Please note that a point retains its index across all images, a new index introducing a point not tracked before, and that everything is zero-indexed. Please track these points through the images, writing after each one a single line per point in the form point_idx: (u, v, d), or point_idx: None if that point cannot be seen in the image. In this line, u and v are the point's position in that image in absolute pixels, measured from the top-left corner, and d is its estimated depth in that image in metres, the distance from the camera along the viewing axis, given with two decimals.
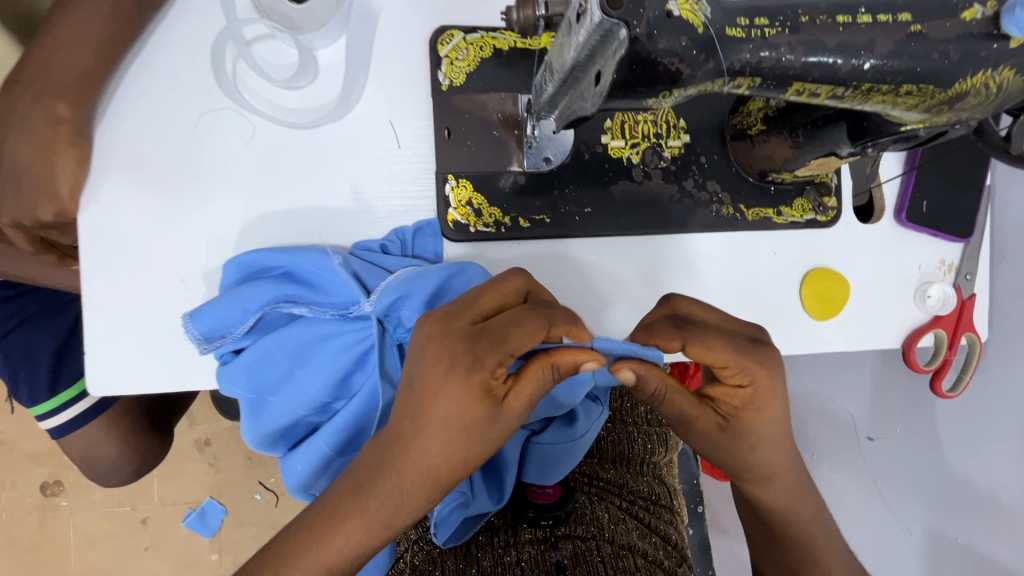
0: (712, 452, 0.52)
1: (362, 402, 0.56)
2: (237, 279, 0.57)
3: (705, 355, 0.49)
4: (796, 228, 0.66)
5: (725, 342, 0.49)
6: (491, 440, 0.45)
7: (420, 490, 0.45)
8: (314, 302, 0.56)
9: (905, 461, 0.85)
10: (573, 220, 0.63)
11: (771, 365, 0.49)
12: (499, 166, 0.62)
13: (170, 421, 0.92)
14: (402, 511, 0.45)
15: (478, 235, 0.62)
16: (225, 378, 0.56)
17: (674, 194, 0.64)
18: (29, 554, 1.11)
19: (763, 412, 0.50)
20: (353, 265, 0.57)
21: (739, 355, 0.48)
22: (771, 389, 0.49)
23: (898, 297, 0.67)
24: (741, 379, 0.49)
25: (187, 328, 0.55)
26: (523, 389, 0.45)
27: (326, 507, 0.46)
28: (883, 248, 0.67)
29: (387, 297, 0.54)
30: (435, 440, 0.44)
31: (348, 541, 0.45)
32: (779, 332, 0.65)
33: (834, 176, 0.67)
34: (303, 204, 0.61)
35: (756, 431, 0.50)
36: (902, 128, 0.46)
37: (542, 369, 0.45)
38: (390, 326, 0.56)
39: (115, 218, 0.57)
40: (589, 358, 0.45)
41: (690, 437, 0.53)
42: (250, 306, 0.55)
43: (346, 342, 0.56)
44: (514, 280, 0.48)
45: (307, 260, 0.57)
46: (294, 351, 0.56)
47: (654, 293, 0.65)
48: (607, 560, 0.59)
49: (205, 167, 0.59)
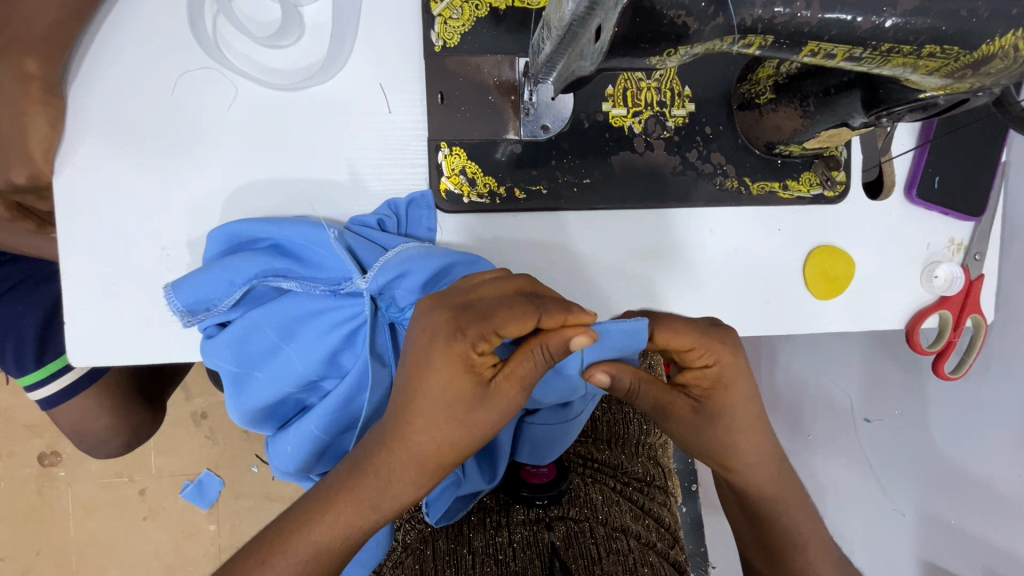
0: (691, 439, 0.52)
1: (352, 381, 0.54)
2: (223, 250, 0.55)
3: (672, 337, 0.48)
4: (802, 203, 0.64)
5: (688, 324, 0.49)
6: (485, 421, 0.44)
7: (410, 469, 0.44)
8: (304, 276, 0.54)
9: (900, 443, 0.84)
10: (571, 191, 0.60)
11: (732, 343, 0.49)
12: (495, 134, 0.59)
13: (163, 395, 0.90)
14: (393, 491, 0.45)
15: (471, 206, 0.59)
16: (210, 353, 0.54)
17: (676, 166, 0.61)
18: (28, 523, 1.12)
19: (732, 391, 0.49)
20: (348, 239, 0.54)
21: (699, 334, 0.48)
22: (737, 367, 0.49)
23: (905, 276, 0.65)
24: (707, 360, 0.49)
25: (170, 300, 0.53)
26: (514, 369, 0.44)
27: (320, 488, 0.45)
28: (892, 226, 0.65)
29: (384, 275, 0.52)
30: (427, 420, 0.43)
31: (337, 522, 0.44)
32: (781, 310, 0.64)
33: (844, 149, 0.64)
34: (290, 171, 0.58)
35: (728, 411, 0.49)
36: (918, 95, 0.44)
37: (534, 350, 0.44)
38: (383, 305, 0.54)
39: (96, 183, 0.55)
40: (577, 334, 0.44)
41: (667, 425, 0.52)
42: (237, 279, 0.53)
43: (336, 319, 0.54)
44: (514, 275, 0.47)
45: (296, 233, 0.54)
46: (282, 327, 0.54)
47: (655, 269, 0.62)
48: (600, 542, 0.58)
49: (187, 131, 0.57)
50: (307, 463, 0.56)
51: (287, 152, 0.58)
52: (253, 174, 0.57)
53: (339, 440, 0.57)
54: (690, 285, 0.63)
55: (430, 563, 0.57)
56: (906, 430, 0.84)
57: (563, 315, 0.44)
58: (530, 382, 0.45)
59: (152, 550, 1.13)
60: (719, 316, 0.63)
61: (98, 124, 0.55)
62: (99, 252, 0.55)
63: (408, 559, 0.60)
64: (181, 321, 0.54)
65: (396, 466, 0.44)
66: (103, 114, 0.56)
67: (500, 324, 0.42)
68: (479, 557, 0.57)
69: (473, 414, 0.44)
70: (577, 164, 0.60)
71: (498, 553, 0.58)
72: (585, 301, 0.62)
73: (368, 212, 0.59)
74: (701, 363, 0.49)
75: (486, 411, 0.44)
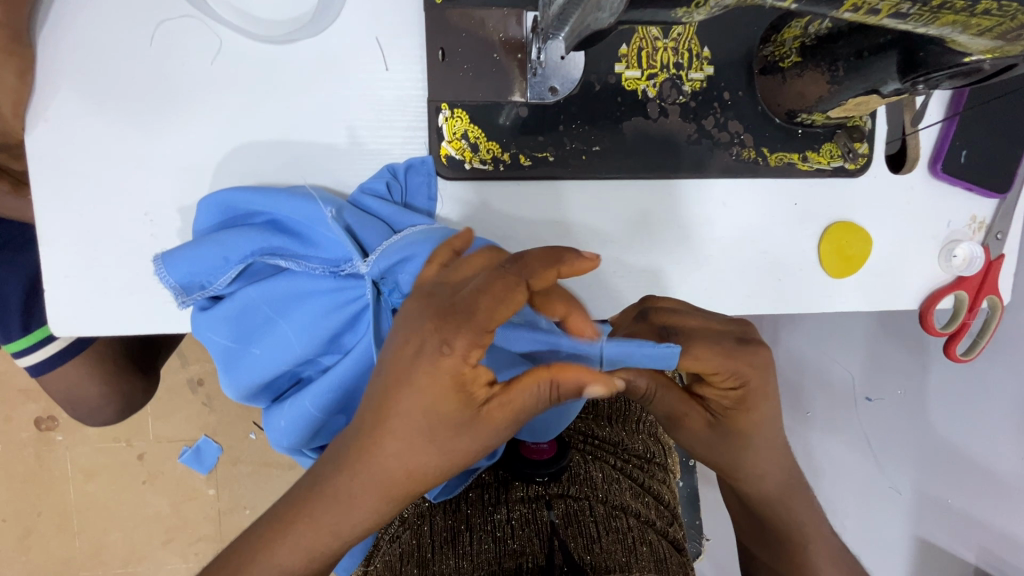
0: (702, 452, 0.50)
1: (352, 364, 0.52)
2: (216, 222, 0.52)
3: (697, 364, 0.45)
4: (822, 176, 0.60)
5: (718, 347, 0.45)
6: (465, 449, 0.41)
7: (377, 491, 0.41)
8: (303, 254, 0.52)
9: (899, 423, 0.83)
10: (580, 159, 0.57)
11: (763, 365, 0.46)
12: (499, 96, 0.56)
13: (156, 363, 0.89)
14: (355, 515, 0.42)
15: (473, 172, 0.56)
16: (204, 328, 0.52)
17: (691, 134, 0.58)
18: (27, 486, 1.12)
19: (752, 413, 0.47)
20: (346, 218, 0.52)
21: (730, 360, 0.45)
22: (764, 391, 0.47)
23: (923, 254, 0.63)
24: (732, 382, 0.46)
25: (160, 274, 0.50)
26: (512, 398, 0.40)
27: (287, 503, 0.43)
28: (913, 201, 0.62)
29: (387, 258, 0.50)
30: (399, 439, 0.40)
31: (301, 546, 0.42)
32: (794, 288, 0.61)
33: (868, 120, 0.61)
34: (280, 132, 0.54)
35: (746, 429, 0.48)
36: (963, 60, 0.41)
37: (542, 381, 0.41)
38: (385, 290, 0.51)
39: (75, 142, 0.52)
40: (596, 383, 0.41)
41: (678, 436, 0.51)
42: (233, 255, 0.51)
43: (335, 300, 0.51)
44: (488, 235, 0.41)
45: (293, 209, 0.51)
46: (280, 306, 0.52)
47: (665, 242, 0.60)
48: (600, 521, 0.57)
49: (169, 85, 0.53)
50: (304, 441, 0.55)
51: (278, 112, 0.54)
52: (241, 135, 0.54)
53: (334, 419, 0.55)
54: (701, 259, 0.60)
55: (428, 539, 0.58)
56: (908, 412, 0.82)
57: (555, 268, 0.39)
58: (524, 413, 0.42)
59: (152, 514, 1.14)
60: (729, 293, 0.60)
61: (73, 76, 0.51)
62: (78, 216, 0.52)
63: (406, 534, 0.60)
64: (173, 298, 0.52)
65: (365, 492, 0.41)
66: (81, 66, 0.52)
67: (491, 313, 0.38)
68: (478, 534, 0.57)
69: (453, 437, 0.40)
70: (586, 129, 0.57)
71: (497, 530, 0.57)
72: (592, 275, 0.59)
73: (366, 180, 0.54)
74: (725, 386, 0.47)
75: (469, 435, 0.40)
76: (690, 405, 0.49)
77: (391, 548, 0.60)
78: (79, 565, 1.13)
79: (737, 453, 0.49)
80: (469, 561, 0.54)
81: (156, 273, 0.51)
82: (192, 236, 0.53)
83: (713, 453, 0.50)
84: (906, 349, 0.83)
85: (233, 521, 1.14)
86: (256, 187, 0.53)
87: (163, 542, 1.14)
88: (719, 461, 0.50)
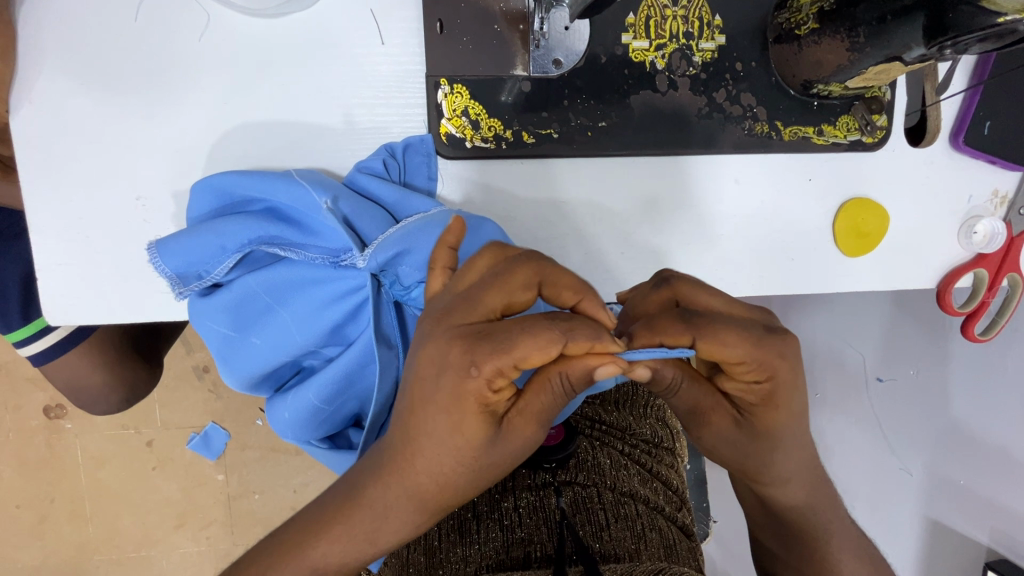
0: (727, 453, 0.48)
1: (354, 356, 0.51)
2: (213, 209, 0.50)
3: (713, 350, 0.43)
4: (838, 150, 0.58)
5: (740, 334, 0.43)
6: (496, 462, 0.40)
7: (405, 510, 0.40)
8: (301, 243, 0.50)
9: (912, 405, 0.81)
10: (585, 135, 0.55)
11: (792, 356, 0.44)
12: (502, 70, 0.53)
13: (159, 350, 0.88)
14: (389, 525, 0.40)
15: (474, 151, 0.54)
16: (204, 317, 0.51)
17: (701, 108, 0.55)
18: (39, 472, 1.13)
19: (782, 410, 0.45)
20: (343, 209, 0.49)
21: (751, 348, 0.43)
22: (793, 384, 0.45)
23: (940, 231, 0.60)
24: (758, 375, 0.44)
25: (156, 263, 0.49)
26: (529, 405, 0.40)
27: (320, 508, 0.42)
28: (933, 176, 0.60)
29: (384, 252, 0.48)
30: (428, 458, 0.39)
31: (335, 550, 0.40)
32: (809, 267, 0.59)
33: (887, 90, 0.58)
34: (273, 110, 0.52)
35: (776, 428, 0.46)
36: (997, 19, 0.40)
37: (553, 380, 0.39)
38: (386, 282, 0.50)
39: (66, 124, 0.50)
40: (603, 363, 0.38)
41: (701, 437, 0.49)
42: (229, 244, 0.49)
43: (335, 292, 0.50)
44: (523, 272, 0.39)
45: (290, 196, 0.49)
46: (280, 295, 0.51)
47: (674, 222, 0.58)
48: (608, 507, 0.58)
49: (159, 63, 0.51)
50: (306, 432, 0.54)
51: (271, 89, 0.52)
52: (233, 114, 0.52)
53: (335, 410, 0.53)
54: (712, 239, 0.58)
55: (434, 527, 0.57)
56: (922, 393, 0.80)
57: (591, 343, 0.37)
58: (546, 417, 0.40)
59: (163, 498, 1.14)
60: (740, 274, 0.59)
61: (59, 54, 0.50)
62: (70, 201, 0.51)
63: None
64: (170, 287, 0.51)
65: (398, 506, 0.40)
66: (66, 43, 0.50)
67: (522, 357, 0.36)
68: (484, 523, 0.56)
69: (482, 456, 0.39)
70: (592, 104, 0.55)
71: (504, 518, 0.56)
72: (598, 257, 0.57)
73: (362, 160, 0.53)
74: (748, 378, 0.45)
75: (499, 452, 0.39)
76: (711, 404, 0.48)
77: None
78: (93, 549, 1.14)
79: (764, 454, 0.47)
80: (476, 549, 0.54)
81: (151, 262, 0.49)
82: (187, 222, 0.51)
83: (739, 454, 0.48)
84: (922, 330, 0.81)
85: (243, 505, 1.15)
86: (252, 172, 0.51)
87: (175, 526, 1.15)
88: (745, 466, 0.48)
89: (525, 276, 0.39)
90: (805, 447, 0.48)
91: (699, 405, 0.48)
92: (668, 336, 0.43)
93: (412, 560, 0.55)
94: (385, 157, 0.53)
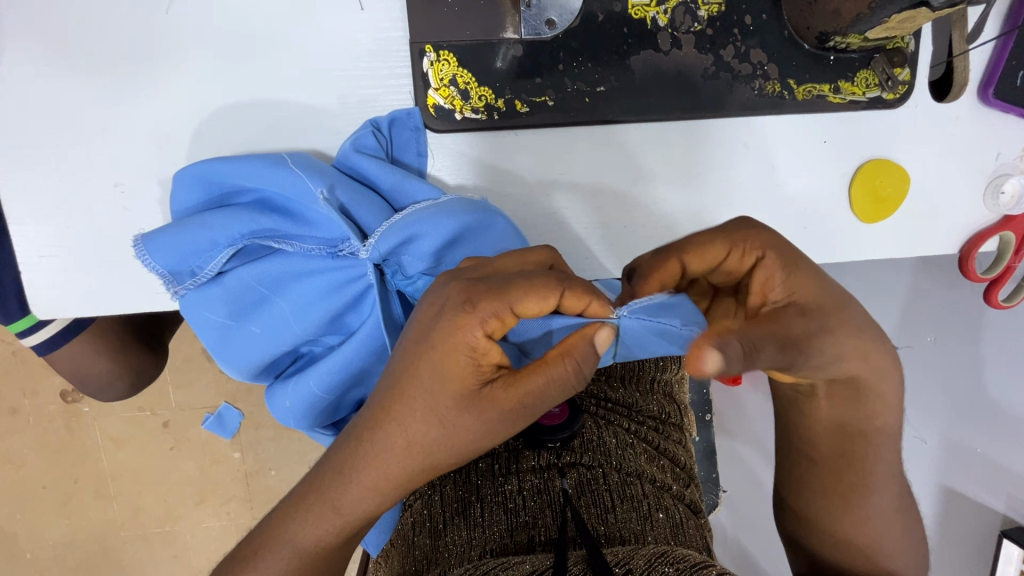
0: (835, 343, 0.43)
1: (357, 348, 0.48)
2: (204, 200, 0.49)
3: (701, 257, 0.44)
4: (856, 109, 0.54)
5: (710, 232, 0.44)
6: (471, 430, 0.37)
7: (376, 474, 0.38)
8: (296, 235, 0.48)
9: (934, 372, 0.78)
10: (582, 102, 0.51)
11: (757, 227, 0.45)
12: (491, 34, 0.50)
13: (163, 336, 0.87)
14: (355, 496, 0.39)
15: (464, 124, 0.51)
16: (199, 313, 0.49)
17: (708, 67, 0.52)
18: (61, 455, 1.15)
19: (803, 269, 0.44)
20: (340, 197, 0.47)
21: (729, 237, 0.44)
22: (783, 250, 0.44)
23: (964, 192, 0.56)
24: (748, 259, 0.44)
25: (146, 258, 0.47)
26: (523, 378, 0.37)
27: (305, 484, 0.40)
28: (958, 133, 0.55)
29: (387, 242, 0.46)
30: (411, 414, 0.37)
31: (310, 521, 0.39)
32: (827, 233, 0.56)
33: (911, 40, 0.53)
34: (252, 87, 0.50)
35: (826, 302, 0.43)
36: None
37: (555, 359, 0.37)
38: (388, 272, 0.48)
39: (43, 106, 0.48)
40: (600, 330, 0.38)
41: (810, 349, 0.42)
42: (221, 239, 0.47)
43: (333, 282, 0.47)
44: (538, 252, 0.40)
45: (282, 185, 0.47)
46: (276, 287, 0.48)
47: (682, 191, 0.54)
48: (614, 490, 0.58)
49: (134, 39, 0.48)
50: (310, 421, 0.52)
51: (249, 65, 0.49)
52: (210, 91, 0.49)
53: (338, 400, 0.52)
54: (721, 209, 0.55)
55: (439, 509, 0.58)
56: (940, 359, 0.77)
57: (589, 299, 0.38)
58: (537, 399, 0.37)
59: (182, 477, 1.17)
60: None
61: (29, 32, 0.47)
62: (51, 189, 0.49)
63: (418, 503, 0.61)
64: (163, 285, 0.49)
65: (370, 462, 0.38)
66: (34, 21, 0.47)
67: (517, 301, 0.36)
68: (488, 506, 0.57)
69: (461, 417, 0.37)
70: (589, 67, 0.51)
71: (508, 502, 0.57)
72: (602, 230, 0.54)
73: (353, 140, 0.49)
74: (750, 267, 0.45)
75: (473, 418, 0.37)
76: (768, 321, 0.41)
77: (404, 516, 0.61)
78: (119, 526, 1.17)
79: (835, 335, 0.43)
80: (480, 533, 0.55)
81: (139, 258, 0.47)
82: (175, 211, 0.49)
83: (818, 350, 0.43)
84: (940, 296, 0.78)
85: (260, 482, 1.17)
86: (236, 158, 0.49)
87: (195, 503, 1.17)
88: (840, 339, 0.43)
89: (538, 257, 0.40)
90: (830, 402, 0.49)
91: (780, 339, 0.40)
92: (664, 273, 0.44)
93: (419, 542, 0.56)
94: (372, 132, 0.49)
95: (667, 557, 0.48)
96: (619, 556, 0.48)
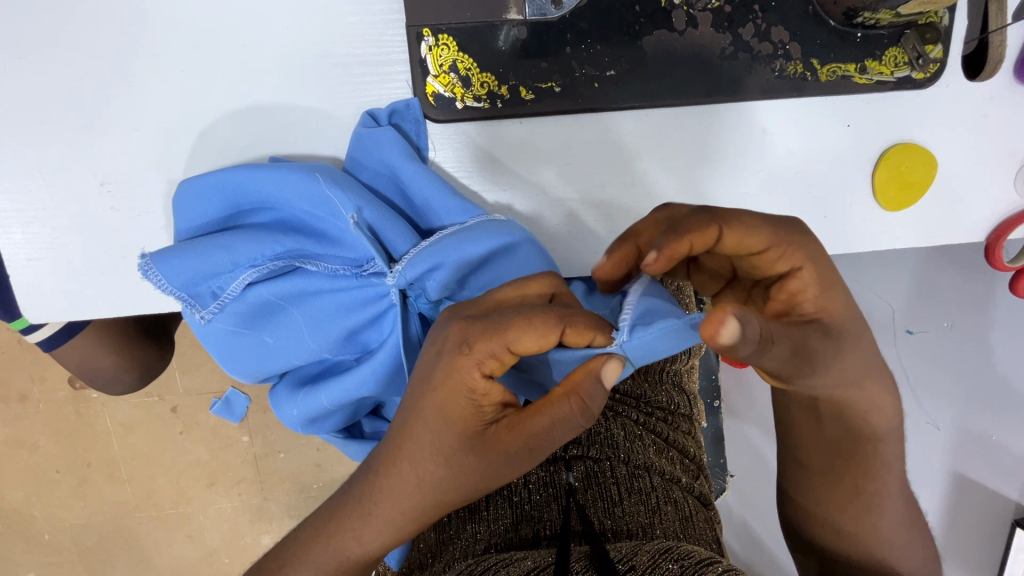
0: (834, 364, 0.42)
1: (375, 369, 0.47)
2: (224, 213, 0.46)
3: (740, 239, 0.40)
4: (881, 90, 0.51)
5: (761, 218, 0.41)
6: (479, 469, 0.36)
7: (389, 515, 0.37)
8: (320, 253, 0.46)
9: (942, 360, 0.74)
10: (592, 87, 0.48)
11: (810, 238, 0.42)
12: (493, 14, 0.47)
13: (168, 327, 0.86)
14: (367, 537, 0.37)
15: (465, 113, 0.48)
16: (218, 332, 0.47)
17: (726, 48, 0.49)
18: (72, 440, 1.16)
19: (836, 291, 0.42)
20: (368, 217, 0.45)
21: (778, 232, 0.41)
22: (823, 267, 0.41)
23: (996, 176, 0.53)
24: (788, 265, 0.41)
25: (155, 277, 0.44)
26: (529, 419, 0.36)
27: (318, 517, 0.39)
28: (992, 114, 0.52)
29: (416, 268, 0.44)
30: (421, 453, 0.36)
31: (319, 559, 0.37)
32: (849, 218, 0.53)
33: (946, 14, 0.50)
34: (240, 74, 0.47)
35: (847, 329, 0.42)
36: None
37: (560, 397, 0.35)
38: (412, 295, 0.46)
39: (23, 94, 0.45)
40: (605, 364, 0.35)
41: (814, 367, 0.41)
42: (242, 261, 0.45)
43: (356, 301, 0.46)
44: (538, 282, 0.39)
45: (302, 200, 0.45)
46: (297, 306, 0.46)
47: (697, 180, 0.52)
48: (621, 482, 0.57)
49: (115, 23, 0.45)
50: (320, 428, 0.51)
51: (239, 50, 0.46)
52: (200, 79, 0.46)
53: (349, 410, 0.51)
54: (737, 197, 0.52)
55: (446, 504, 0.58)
56: (956, 345, 0.74)
57: (592, 331, 0.36)
58: (544, 439, 0.36)
59: (193, 460, 1.17)
60: None
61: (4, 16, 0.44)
62: (37, 184, 0.47)
63: None
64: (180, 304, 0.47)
65: (382, 494, 0.37)
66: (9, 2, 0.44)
67: (513, 339, 0.34)
68: (494, 500, 0.57)
69: (468, 458, 0.36)
70: (598, 50, 0.48)
71: (513, 495, 0.57)
72: (612, 223, 0.52)
73: (368, 142, 0.46)
74: (783, 272, 0.41)
75: (480, 459, 0.36)
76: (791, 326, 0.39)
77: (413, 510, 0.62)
78: (133, 508, 1.18)
79: (842, 358, 0.42)
80: (485, 527, 0.55)
81: (147, 276, 0.44)
82: (189, 223, 0.46)
83: (824, 369, 0.41)
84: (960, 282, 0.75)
85: (270, 464, 1.18)
86: (251, 164, 0.46)
87: (206, 485, 1.18)
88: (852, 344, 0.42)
89: (540, 288, 0.39)
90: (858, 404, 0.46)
91: (795, 347, 0.38)
92: (694, 237, 0.40)
93: (423, 535, 0.57)
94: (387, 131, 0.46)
95: (672, 553, 0.47)
96: (622, 552, 0.48)
